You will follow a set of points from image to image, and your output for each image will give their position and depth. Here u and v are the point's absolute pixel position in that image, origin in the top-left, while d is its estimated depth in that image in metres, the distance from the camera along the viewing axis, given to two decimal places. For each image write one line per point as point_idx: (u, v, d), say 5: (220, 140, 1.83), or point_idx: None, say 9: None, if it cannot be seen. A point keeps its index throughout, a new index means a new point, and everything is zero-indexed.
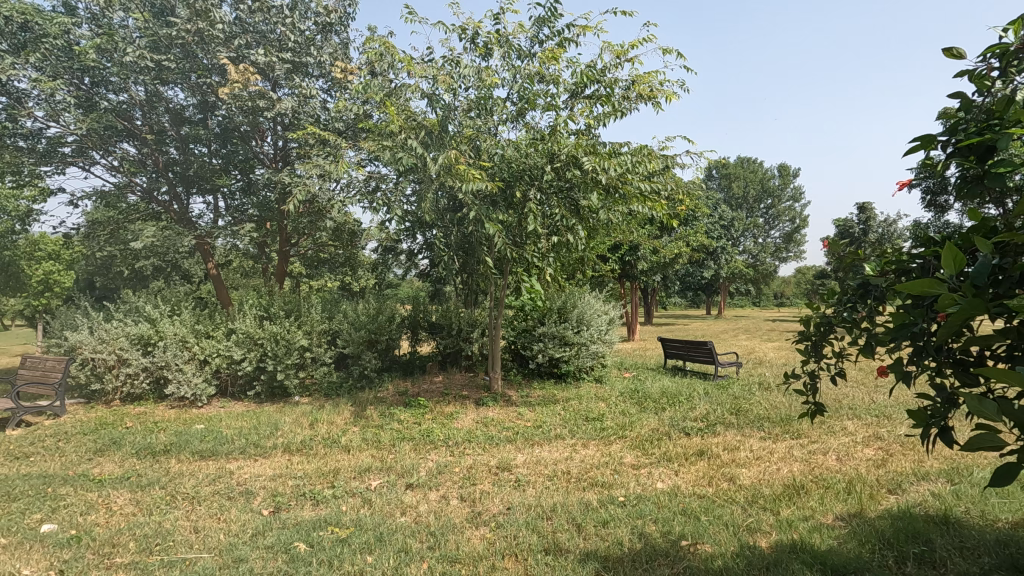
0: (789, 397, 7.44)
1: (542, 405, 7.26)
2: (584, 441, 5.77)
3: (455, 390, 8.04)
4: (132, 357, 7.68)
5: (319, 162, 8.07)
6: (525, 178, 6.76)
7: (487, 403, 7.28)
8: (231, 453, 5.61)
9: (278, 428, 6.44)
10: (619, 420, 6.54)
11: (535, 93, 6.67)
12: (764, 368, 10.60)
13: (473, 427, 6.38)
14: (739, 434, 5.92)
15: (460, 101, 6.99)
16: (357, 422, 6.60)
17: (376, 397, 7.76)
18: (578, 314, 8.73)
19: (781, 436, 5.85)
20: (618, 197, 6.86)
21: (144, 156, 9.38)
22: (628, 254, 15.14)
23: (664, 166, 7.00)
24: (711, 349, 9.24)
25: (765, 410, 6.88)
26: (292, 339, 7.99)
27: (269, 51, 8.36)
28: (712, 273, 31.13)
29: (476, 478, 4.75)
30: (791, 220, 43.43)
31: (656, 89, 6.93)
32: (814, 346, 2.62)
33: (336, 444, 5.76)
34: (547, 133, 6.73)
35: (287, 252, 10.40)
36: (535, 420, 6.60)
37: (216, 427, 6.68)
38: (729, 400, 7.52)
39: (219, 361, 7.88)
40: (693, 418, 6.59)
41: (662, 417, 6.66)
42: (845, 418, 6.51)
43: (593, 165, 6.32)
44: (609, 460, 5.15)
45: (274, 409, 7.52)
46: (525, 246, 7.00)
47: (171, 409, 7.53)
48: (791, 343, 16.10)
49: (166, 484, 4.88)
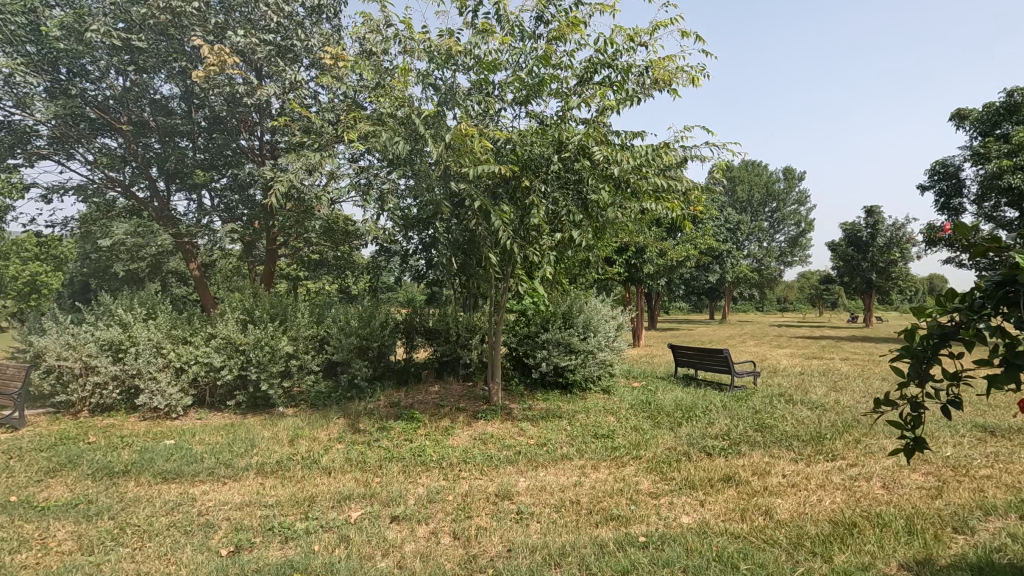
0: (816, 413, 6.82)
1: (546, 420, 6.63)
2: (595, 463, 5.15)
3: (452, 401, 7.42)
4: (101, 365, 7.09)
5: (306, 154, 7.51)
6: (528, 171, 6.17)
7: (486, 416, 6.66)
8: (197, 475, 5.01)
9: (254, 444, 5.82)
10: (631, 437, 5.92)
11: (547, 78, 6.09)
12: (782, 378, 9.97)
13: (470, 445, 5.76)
14: (766, 456, 5.29)
15: (457, 87, 6.42)
16: (342, 438, 5.98)
17: (366, 409, 7.15)
18: (584, 319, 8.11)
19: (815, 458, 5.22)
20: (631, 192, 6.23)
21: (124, 149, 8.92)
22: (635, 257, 14.55)
23: (681, 158, 6.36)
24: (727, 357, 8.60)
25: (793, 426, 6.25)
26: (275, 345, 7.38)
27: (250, 32, 7.78)
28: (717, 277, 30.57)
29: (471, 510, 4.13)
30: (797, 224, 42.74)
31: (673, 76, 6.31)
32: (921, 366, 1.73)
33: (316, 465, 5.14)
34: (554, 122, 6.15)
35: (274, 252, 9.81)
36: (539, 437, 5.98)
37: (187, 443, 6.06)
38: (749, 414, 6.90)
39: (197, 369, 7.26)
40: (713, 435, 5.97)
41: (679, 434, 6.04)
42: (881, 436, 5.88)
43: (605, 155, 5.71)
44: (624, 487, 4.53)
45: (254, 422, 6.91)
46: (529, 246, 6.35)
47: (142, 422, 6.93)
48: (805, 352, 15.44)
49: (118, 513, 4.27)
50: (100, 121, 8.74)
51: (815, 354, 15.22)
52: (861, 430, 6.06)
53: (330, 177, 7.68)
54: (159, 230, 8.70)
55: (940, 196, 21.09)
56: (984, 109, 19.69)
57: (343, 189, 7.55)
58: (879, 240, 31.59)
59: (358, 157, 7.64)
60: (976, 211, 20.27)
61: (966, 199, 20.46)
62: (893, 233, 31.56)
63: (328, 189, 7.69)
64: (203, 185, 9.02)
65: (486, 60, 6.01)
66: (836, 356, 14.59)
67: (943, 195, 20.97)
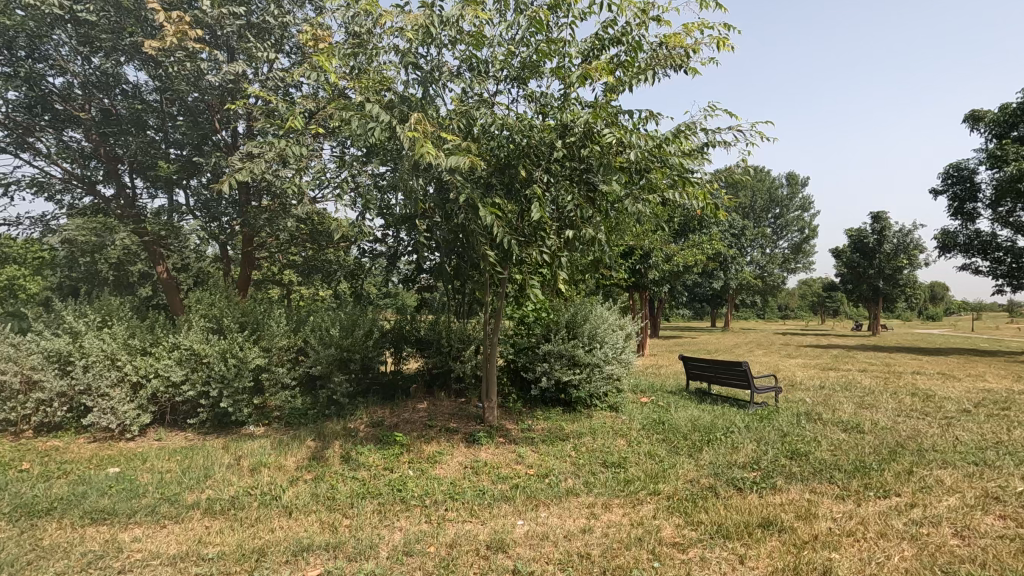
0: (853, 437, 6.02)
1: (547, 444, 5.84)
2: (605, 501, 4.36)
3: (442, 421, 6.62)
4: (46, 380, 6.33)
5: (280, 142, 6.78)
6: (526, 160, 5.42)
7: (479, 439, 5.87)
8: (134, 515, 4.22)
9: (209, 475, 5.02)
10: (646, 467, 5.12)
11: (545, 52, 5.39)
12: (804, 393, 9.16)
13: (459, 476, 4.97)
14: (806, 492, 4.51)
15: (445, 65, 5.71)
16: (313, 467, 5.19)
17: (345, 430, 6.36)
18: (590, 329, 7.32)
19: (864, 495, 4.44)
20: (645, 184, 5.44)
21: (91, 142, 8.32)
22: (639, 261, 13.81)
23: (702, 145, 5.59)
24: (746, 371, 7.80)
25: (830, 452, 5.46)
26: (244, 357, 6.61)
27: (219, 5, 7.09)
28: (721, 284, 29.74)
29: (457, 568, 3.33)
30: (801, 230, 41.94)
31: (690, 52, 5.61)
32: None
33: (276, 503, 4.35)
34: (556, 104, 5.42)
35: (251, 256, 9.05)
36: (539, 466, 5.19)
37: (134, 471, 5.25)
38: (777, 437, 6.09)
39: (156, 383, 6.50)
40: (740, 464, 5.18)
41: (700, 463, 5.25)
42: (934, 466, 5.09)
43: (617, 138, 4.95)
44: (644, 535, 3.73)
45: (218, 445, 6.12)
46: (529, 245, 5.59)
47: (91, 444, 6.15)
48: (819, 364, 14.61)
49: (22, 569, 3.46)
50: (66, 113, 8.14)
51: (830, 365, 14.41)
52: (911, 459, 5.26)
53: (306, 168, 6.96)
54: (122, 229, 7.95)
55: (952, 201, 20.37)
56: (1000, 110, 19.07)
57: (321, 182, 6.80)
58: (886, 245, 30.82)
59: (338, 148, 6.92)
60: (991, 216, 19.60)
61: (981, 203, 19.79)
62: (901, 237, 30.72)
63: (304, 181, 6.96)
64: (173, 180, 8.30)
65: (475, 32, 5.29)
66: (854, 368, 13.78)
67: (957, 200, 20.26)
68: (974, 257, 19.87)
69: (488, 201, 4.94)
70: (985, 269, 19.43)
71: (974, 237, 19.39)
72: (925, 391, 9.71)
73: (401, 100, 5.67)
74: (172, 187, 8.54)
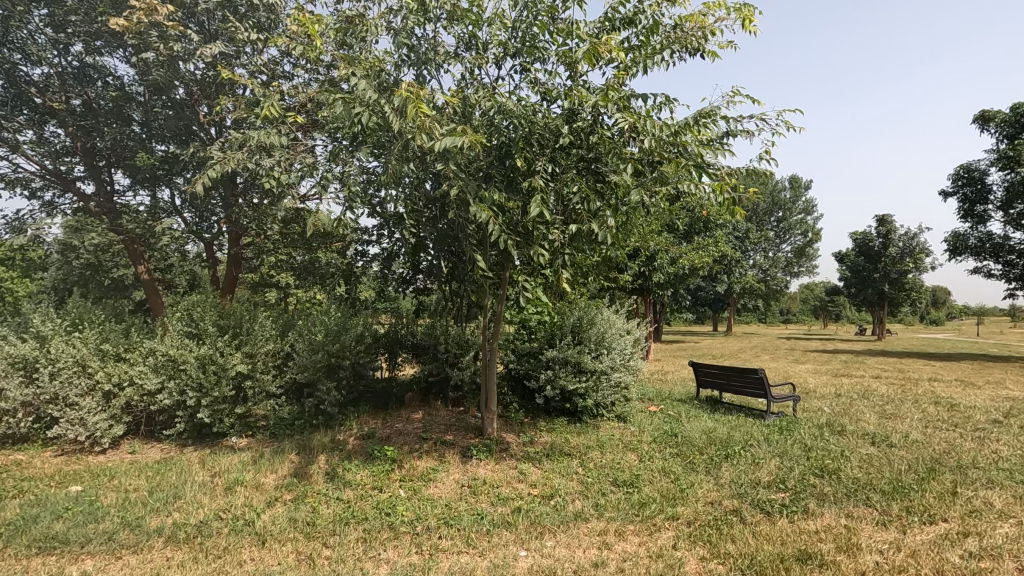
0: (884, 451, 5.54)
1: (552, 460, 5.35)
2: (619, 527, 3.88)
3: (437, 433, 6.13)
4: (10, 389, 5.87)
5: (263, 133, 6.34)
6: (529, 148, 4.96)
7: (477, 454, 5.40)
8: (87, 544, 3.72)
9: (179, 495, 4.53)
10: (662, 487, 4.64)
11: (550, 31, 4.96)
12: (821, 401, 8.66)
13: (455, 496, 4.49)
14: (842, 516, 4.05)
15: (441, 46, 5.28)
16: (294, 486, 4.71)
17: (333, 444, 5.89)
18: (597, 333, 6.86)
19: (908, 521, 3.97)
20: (656, 176, 4.85)
21: (68, 137, 7.90)
22: (644, 264, 13.33)
23: (722, 135, 5.09)
24: (762, 379, 7.33)
25: (862, 470, 4.97)
26: (224, 364, 6.15)
27: None
28: (724, 287, 29.24)
29: None
30: (804, 234, 41.42)
31: (708, 33, 5.15)
32: None
33: (249, 529, 3.86)
34: (561, 88, 4.97)
35: (238, 256, 8.59)
36: (543, 485, 4.71)
37: (97, 490, 4.77)
38: (801, 451, 5.60)
39: (130, 391, 6.05)
40: (765, 483, 4.70)
41: (720, 481, 4.77)
42: (979, 486, 4.61)
43: (628, 123, 4.48)
44: (667, 572, 3.25)
45: (195, 460, 5.64)
46: (531, 242, 5.13)
47: (56, 459, 5.68)
48: (830, 370, 14.08)
49: None
50: (42, 106, 7.77)
51: (842, 371, 13.88)
52: (952, 478, 4.78)
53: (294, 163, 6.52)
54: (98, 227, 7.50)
55: (963, 203, 19.97)
56: (1011, 110, 18.65)
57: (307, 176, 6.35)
58: (892, 249, 30.38)
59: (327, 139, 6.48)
60: (1003, 218, 19.12)
61: (991, 205, 19.36)
62: (906, 242, 30.34)
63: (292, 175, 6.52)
64: (153, 175, 7.87)
65: (471, 8, 4.84)
66: (867, 374, 13.24)
67: (966, 202, 19.85)
68: (985, 260, 19.41)
69: (485, 193, 4.46)
70: (997, 272, 18.97)
71: (986, 239, 18.94)
72: (948, 399, 9.20)
73: (393, 85, 5.24)
74: (153, 184, 8.13)
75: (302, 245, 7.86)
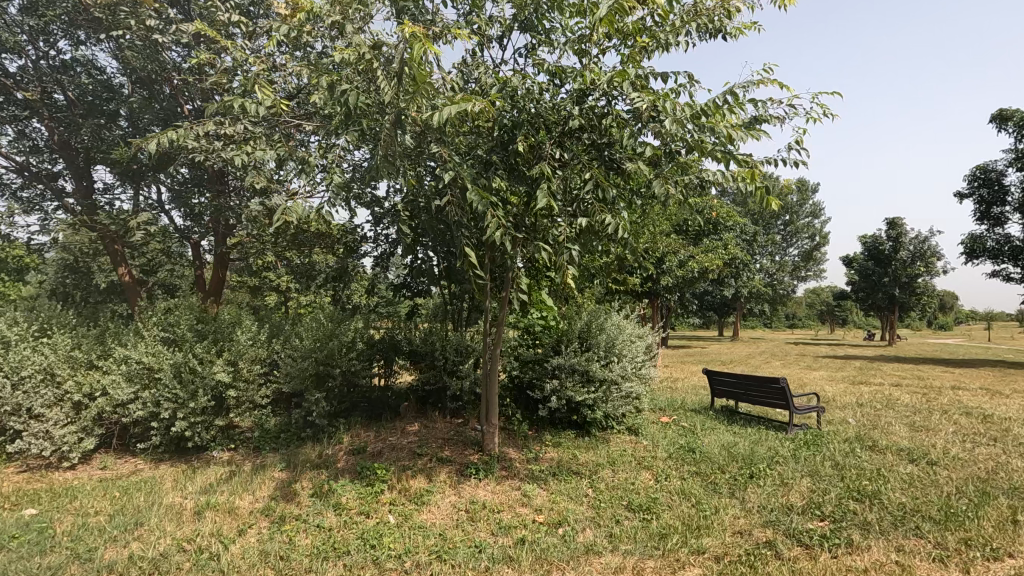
0: (925, 470, 5.02)
1: (559, 480, 4.85)
2: (637, 564, 3.38)
3: (433, 448, 5.64)
4: None
5: (247, 123, 5.90)
6: (534, 136, 4.46)
7: (477, 473, 4.91)
8: None
9: (143, 520, 4.06)
10: (683, 513, 4.13)
11: (558, 5, 4.47)
12: (844, 412, 8.13)
13: (451, 524, 4.00)
14: (892, 551, 3.54)
15: (437, 25, 4.81)
16: (272, 510, 4.23)
17: (320, 460, 5.41)
18: (607, 340, 6.35)
19: (969, 556, 3.45)
20: (676, 166, 4.36)
21: (46, 131, 7.49)
22: (652, 267, 12.82)
23: (749, 120, 4.56)
24: (784, 389, 6.80)
25: (906, 493, 4.45)
26: (204, 372, 5.69)
27: None
28: (731, 292, 28.68)
29: None
30: (812, 237, 40.78)
31: (734, 8, 4.63)
32: None
33: (215, 564, 3.38)
34: (569, 68, 4.48)
35: (225, 257, 8.14)
36: (550, 511, 4.22)
37: (53, 514, 4.29)
38: (834, 470, 5.09)
39: (101, 402, 5.60)
40: (799, 509, 4.18)
41: (748, 506, 4.26)
42: None
43: (646, 105, 3.98)
44: None
45: (169, 477, 5.18)
46: (537, 238, 4.65)
47: (19, 476, 5.23)
48: (847, 378, 13.49)
49: None
50: (17, 100, 7.37)
51: (858, 378, 13.31)
52: (1010, 502, 4.25)
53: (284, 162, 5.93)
54: (75, 226, 7.07)
55: (979, 205, 19.41)
56: None
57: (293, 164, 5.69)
58: (903, 252, 29.77)
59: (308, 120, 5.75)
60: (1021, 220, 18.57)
61: (1009, 206, 18.83)
62: (917, 246, 29.61)
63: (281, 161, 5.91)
64: (135, 172, 7.45)
65: None
66: (887, 382, 12.65)
67: (982, 203, 19.31)
68: (1003, 264, 18.84)
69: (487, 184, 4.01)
70: (1016, 276, 18.41)
71: (1004, 242, 18.41)
72: (979, 410, 8.63)
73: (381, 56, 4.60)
74: (135, 181, 7.72)
75: (292, 245, 7.40)
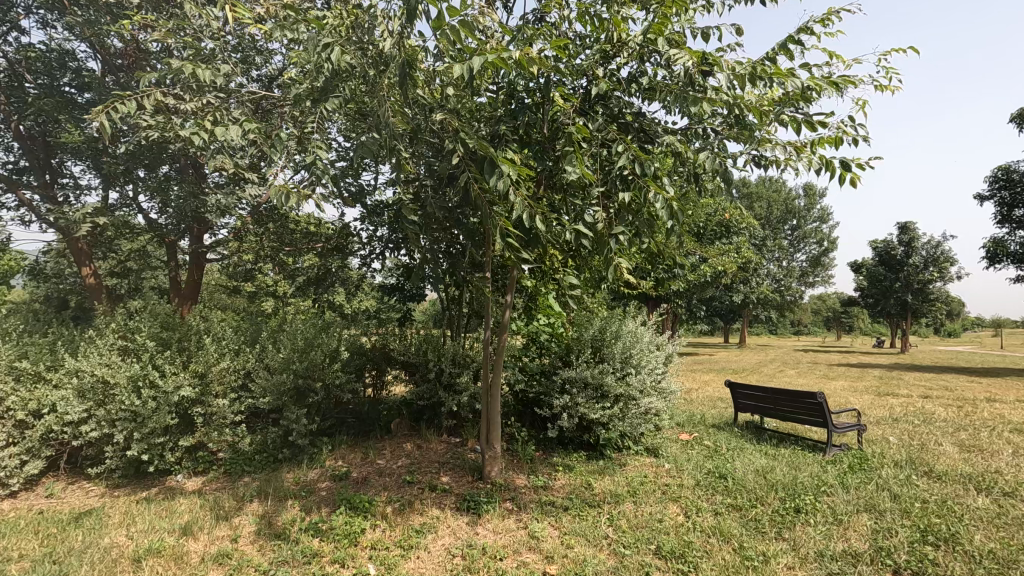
0: (1001, 505, 4.26)
1: (572, 517, 4.11)
2: None
3: (425, 475, 4.90)
4: None
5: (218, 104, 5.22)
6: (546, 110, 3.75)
7: (476, 507, 4.17)
8: None
9: (67, 571, 3.32)
10: (727, 564, 3.38)
11: None
12: (882, 429, 7.37)
13: None
14: None
15: None
16: (228, 558, 3.50)
17: (294, 489, 4.69)
18: (623, 349, 5.62)
19: None
20: (718, 143, 3.63)
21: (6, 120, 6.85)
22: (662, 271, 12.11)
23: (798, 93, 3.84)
24: (821, 405, 6.04)
25: (990, 536, 3.70)
26: (165, 387, 4.98)
27: None
28: (740, 298, 27.87)
29: None
30: (820, 242, 39.94)
31: None
32: None
33: None
34: (589, 28, 3.76)
35: (202, 257, 7.43)
36: (563, 559, 3.47)
37: None
38: (895, 503, 4.34)
39: (48, 420, 4.91)
40: (866, 559, 3.43)
41: (802, 553, 3.52)
42: None
43: (686, 63, 3.25)
44: None
45: (118, 509, 4.44)
46: (548, 231, 3.92)
47: None
48: (871, 388, 12.67)
49: None
50: None
51: (883, 389, 12.51)
52: None
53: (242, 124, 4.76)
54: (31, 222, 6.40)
55: (999, 207, 18.71)
56: None
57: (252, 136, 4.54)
58: (915, 258, 28.92)
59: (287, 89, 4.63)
60: None
61: None
62: (930, 250, 28.79)
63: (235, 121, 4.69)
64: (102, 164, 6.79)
65: None
66: (916, 394, 11.83)
67: (1003, 205, 18.61)
68: None
69: (495, 158, 3.30)
70: None
71: None
72: None
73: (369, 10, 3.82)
74: (104, 175, 7.07)
75: (272, 244, 6.69)
